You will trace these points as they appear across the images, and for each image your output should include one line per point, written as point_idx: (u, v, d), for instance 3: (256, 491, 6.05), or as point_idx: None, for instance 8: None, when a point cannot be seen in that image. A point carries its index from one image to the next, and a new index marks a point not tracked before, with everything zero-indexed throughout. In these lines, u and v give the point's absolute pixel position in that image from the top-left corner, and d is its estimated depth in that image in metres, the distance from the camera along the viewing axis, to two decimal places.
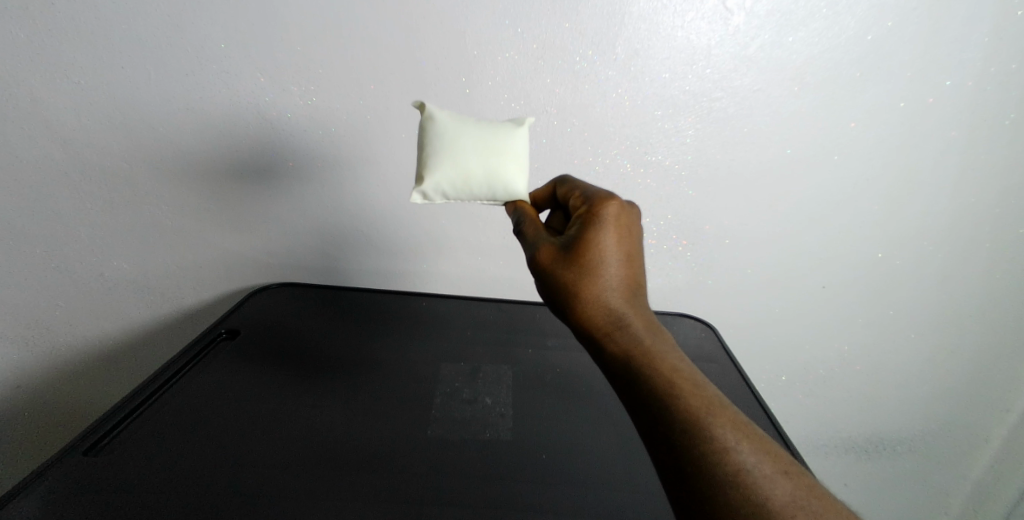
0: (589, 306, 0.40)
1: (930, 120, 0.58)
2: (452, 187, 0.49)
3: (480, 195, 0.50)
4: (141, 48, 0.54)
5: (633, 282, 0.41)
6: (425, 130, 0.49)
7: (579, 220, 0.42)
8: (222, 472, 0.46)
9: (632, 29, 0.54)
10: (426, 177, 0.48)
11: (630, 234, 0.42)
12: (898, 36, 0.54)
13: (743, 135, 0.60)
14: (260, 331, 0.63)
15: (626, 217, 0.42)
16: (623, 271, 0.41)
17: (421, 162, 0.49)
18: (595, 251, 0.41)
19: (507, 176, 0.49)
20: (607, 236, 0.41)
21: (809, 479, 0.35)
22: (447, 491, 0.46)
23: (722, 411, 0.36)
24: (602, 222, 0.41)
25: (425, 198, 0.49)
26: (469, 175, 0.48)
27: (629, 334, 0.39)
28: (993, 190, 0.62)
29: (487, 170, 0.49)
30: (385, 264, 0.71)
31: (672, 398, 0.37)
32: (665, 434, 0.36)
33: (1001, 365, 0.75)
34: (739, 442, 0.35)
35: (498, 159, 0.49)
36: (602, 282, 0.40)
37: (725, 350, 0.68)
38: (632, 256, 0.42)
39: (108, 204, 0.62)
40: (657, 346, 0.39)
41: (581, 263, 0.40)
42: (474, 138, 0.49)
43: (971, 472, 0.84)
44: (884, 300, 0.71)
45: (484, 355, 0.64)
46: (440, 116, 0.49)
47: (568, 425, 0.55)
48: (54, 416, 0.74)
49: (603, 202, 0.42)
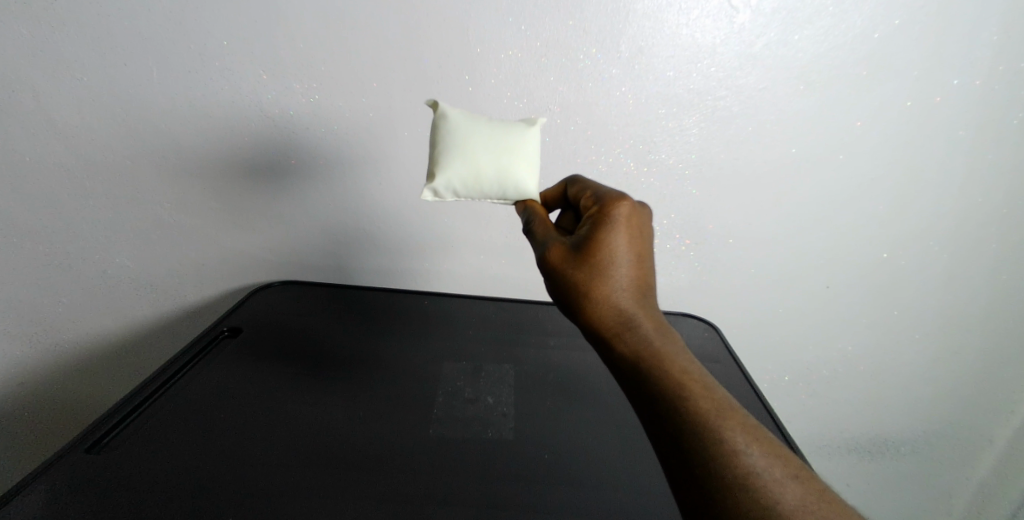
0: (598, 307, 0.40)
1: (936, 119, 0.58)
2: (463, 185, 0.48)
3: (490, 195, 0.49)
4: (144, 44, 0.54)
5: (643, 283, 0.41)
6: (436, 128, 0.49)
7: (590, 220, 0.42)
8: (225, 472, 0.45)
9: (636, 26, 0.54)
10: (437, 175, 0.48)
11: (640, 236, 0.42)
12: (905, 35, 0.54)
13: (748, 133, 0.59)
14: (264, 330, 0.62)
15: (638, 218, 0.42)
16: (634, 271, 0.41)
17: (433, 159, 0.49)
18: (605, 250, 0.40)
19: (517, 176, 0.49)
20: (617, 237, 0.41)
21: (819, 484, 0.35)
22: (450, 492, 0.46)
23: (731, 413, 0.36)
24: (613, 222, 0.41)
25: (435, 195, 0.49)
26: (480, 174, 0.48)
27: (639, 336, 0.39)
28: (999, 189, 0.62)
29: (498, 170, 0.48)
30: (387, 262, 0.71)
31: (681, 400, 0.36)
32: (673, 435, 0.35)
33: (1006, 366, 0.75)
34: (749, 445, 0.35)
35: (509, 159, 0.49)
36: (611, 282, 0.40)
37: (728, 350, 0.68)
38: (643, 257, 0.41)
39: (110, 202, 0.62)
40: (666, 347, 0.39)
41: (591, 263, 0.40)
42: (486, 137, 0.49)
43: (975, 474, 0.84)
44: (889, 299, 0.70)
45: (487, 354, 0.63)
46: (452, 114, 0.49)
47: (570, 425, 0.55)
48: (55, 413, 0.74)
49: (613, 202, 0.42)
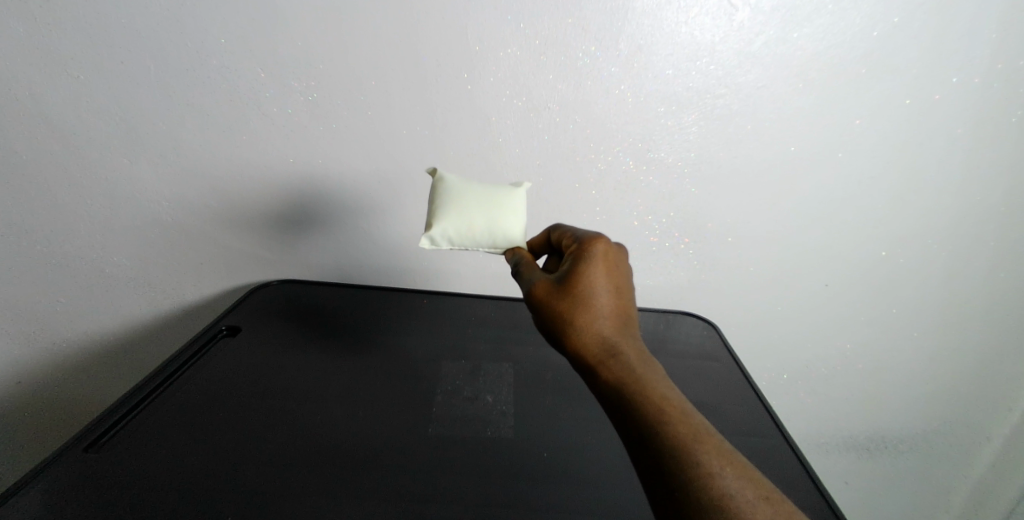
0: (581, 335, 0.41)
1: (936, 118, 0.58)
2: (456, 233, 0.50)
3: (482, 243, 0.51)
4: (142, 42, 0.54)
5: (623, 313, 0.43)
6: (434, 189, 0.53)
7: (571, 257, 0.45)
8: (221, 472, 0.45)
9: (635, 24, 0.54)
10: (433, 224, 0.50)
11: (618, 269, 0.44)
12: (904, 33, 0.54)
13: (746, 132, 0.59)
14: (261, 328, 0.62)
15: (614, 255, 0.44)
16: (613, 301, 0.43)
17: (430, 212, 0.51)
18: (585, 282, 0.43)
19: (506, 225, 0.51)
20: (595, 270, 0.43)
21: (791, 506, 0.34)
22: (446, 490, 0.46)
23: (707, 438, 0.36)
24: (591, 257, 0.43)
25: (430, 243, 0.51)
26: (472, 223, 0.50)
27: (621, 363, 0.40)
28: (998, 188, 0.62)
29: (489, 219, 0.51)
30: (385, 262, 0.70)
31: (660, 424, 0.37)
32: (653, 459, 0.36)
33: (1004, 364, 0.75)
34: (723, 467, 0.35)
35: (499, 210, 0.51)
36: (592, 311, 0.42)
37: (727, 348, 0.67)
38: (621, 289, 0.43)
39: (109, 200, 0.62)
40: (647, 374, 0.40)
41: (573, 294, 0.42)
42: (479, 193, 0.52)
43: (973, 472, 0.84)
44: (887, 298, 0.70)
45: (485, 352, 0.63)
46: (448, 175, 0.53)
47: (569, 422, 0.55)
48: (54, 410, 0.74)
49: (592, 240, 0.44)
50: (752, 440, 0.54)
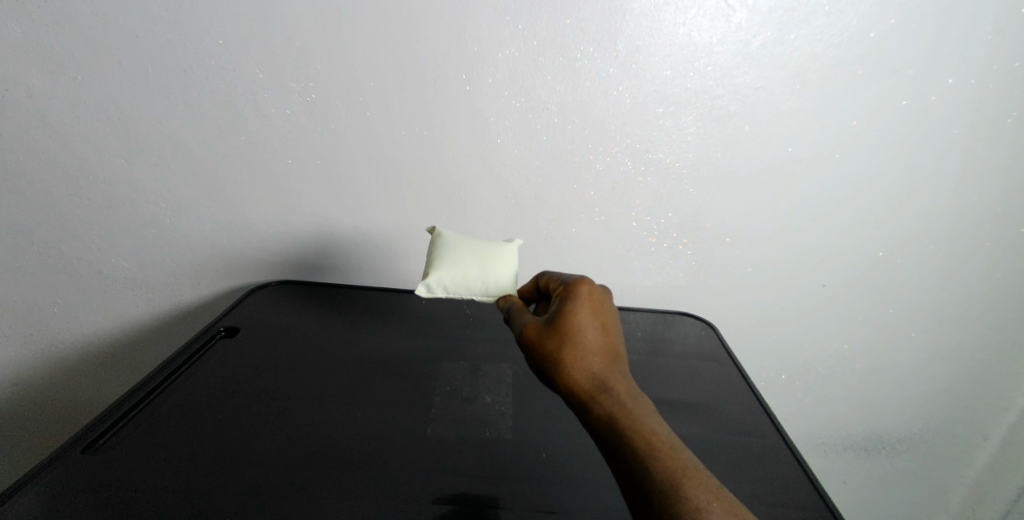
0: (573, 372, 0.45)
1: (932, 118, 0.58)
2: (452, 282, 0.55)
3: (476, 293, 0.56)
4: (140, 43, 0.54)
5: (610, 350, 0.46)
6: (433, 245, 0.58)
7: (559, 298, 0.49)
8: (220, 474, 0.45)
9: (633, 25, 0.54)
10: (431, 274, 0.55)
11: (602, 308, 0.48)
12: (901, 34, 0.54)
13: (745, 133, 0.60)
14: (258, 330, 0.62)
15: (599, 295, 0.48)
16: (600, 338, 0.46)
17: (428, 264, 0.56)
18: (574, 321, 0.46)
19: (498, 275, 0.56)
20: (583, 310, 0.47)
21: None
22: (447, 489, 0.46)
23: (695, 474, 0.37)
24: (577, 297, 0.47)
25: (428, 291, 0.55)
26: (466, 273, 0.55)
27: (612, 399, 0.43)
28: (994, 188, 0.62)
29: (482, 270, 0.56)
30: (384, 263, 0.70)
31: (649, 459, 0.38)
32: (645, 493, 0.37)
33: (1001, 363, 0.75)
34: (710, 503, 0.36)
35: (491, 262, 0.56)
36: (581, 348, 0.45)
37: (726, 349, 0.67)
38: (607, 327, 0.47)
39: (107, 201, 0.62)
40: (636, 409, 0.42)
41: (562, 333, 0.46)
42: (474, 248, 0.57)
43: (970, 470, 0.85)
44: (885, 298, 0.71)
45: (484, 353, 0.63)
46: (446, 233, 0.58)
47: (568, 423, 0.54)
48: (51, 412, 0.74)
49: (577, 282, 0.49)
50: (751, 440, 0.54)
